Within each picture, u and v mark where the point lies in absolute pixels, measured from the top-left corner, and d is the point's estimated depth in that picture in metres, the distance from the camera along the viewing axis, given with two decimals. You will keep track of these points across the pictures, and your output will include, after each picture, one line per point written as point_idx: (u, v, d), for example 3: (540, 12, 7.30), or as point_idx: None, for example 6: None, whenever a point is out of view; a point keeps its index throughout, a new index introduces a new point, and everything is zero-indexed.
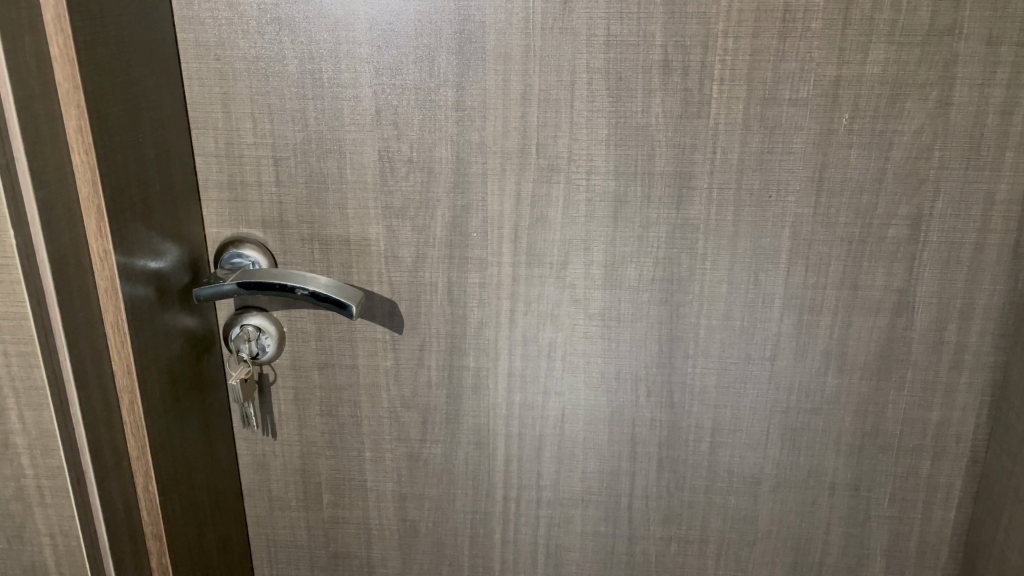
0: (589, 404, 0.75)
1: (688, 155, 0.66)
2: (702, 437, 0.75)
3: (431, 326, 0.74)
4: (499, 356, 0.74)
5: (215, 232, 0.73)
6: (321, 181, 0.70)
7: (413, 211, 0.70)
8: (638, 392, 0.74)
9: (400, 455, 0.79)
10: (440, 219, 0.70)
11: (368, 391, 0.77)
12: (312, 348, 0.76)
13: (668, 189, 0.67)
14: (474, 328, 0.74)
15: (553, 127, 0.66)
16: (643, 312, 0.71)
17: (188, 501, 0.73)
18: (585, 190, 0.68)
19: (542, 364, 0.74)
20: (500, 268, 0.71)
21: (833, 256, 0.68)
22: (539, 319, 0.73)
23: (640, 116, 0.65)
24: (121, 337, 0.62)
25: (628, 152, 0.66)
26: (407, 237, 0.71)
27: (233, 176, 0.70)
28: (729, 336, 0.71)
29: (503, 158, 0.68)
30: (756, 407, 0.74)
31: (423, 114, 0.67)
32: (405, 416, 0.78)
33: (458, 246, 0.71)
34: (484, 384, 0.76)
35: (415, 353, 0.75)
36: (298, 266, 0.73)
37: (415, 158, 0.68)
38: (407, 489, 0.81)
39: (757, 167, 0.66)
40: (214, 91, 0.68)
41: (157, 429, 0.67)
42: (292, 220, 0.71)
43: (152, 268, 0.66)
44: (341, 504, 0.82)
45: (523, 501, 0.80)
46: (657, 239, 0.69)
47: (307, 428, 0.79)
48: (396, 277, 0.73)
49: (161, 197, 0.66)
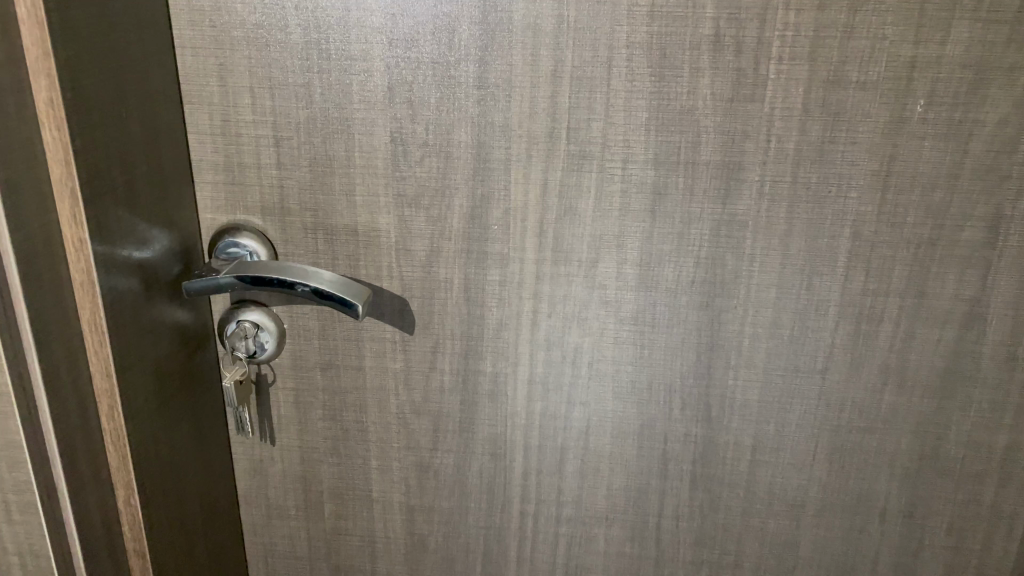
0: (618, 416, 0.68)
1: (738, 144, 0.59)
2: (740, 456, 0.68)
3: (445, 326, 0.67)
4: (519, 361, 0.68)
5: (210, 218, 0.66)
6: (327, 165, 0.63)
7: (428, 199, 0.63)
8: (671, 404, 0.67)
9: (409, 464, 0.73)
10: (457, 210, 0.63)
11: (375, 394, 0.71)
12: (315, 347, 0.70)
13: (714, 181, 0.60)
14: (492, 330, 0.67)
15: (586, 109, 0.59)
16: (681, 318, 0.64)
17: (177, 513, 0.67)
18: (621, 180, 0.61)
19: (566, 370, 0.67)
20: (522, 265, 0.64)
21: (897, 261, 0.61)
22: (564, 322, 0.66)
23: (685, 98, 0.58)
24: (99, 336, 0.55)
25: (669, 139, 0.59)
26: (420, 228, 0.64)
27: (229, 157, 0.64)
28: (776, 346, 0.64)
29: (529, 143, 0.60)
30: (802, 424, 0.66)
31: (440, 92, 0.60)
32: (414, 423, 0.72)
33: (476, 240, 0.64)
34: (501, 391, 0.69)
35: (428, 356, 0.69)
36: (301, 258, 0.67)
37: (431, 141, 0.61)
38: (415, 501, 0.75)
39: (816, 158, 0.59)
40: (209, 61, 0.61)
41: (141, 436, 0.61)
42: (294, 207, 0.65)
43: (136, 258, 0.59)
44: (344, 514, 0.76)
45: (541, 517, 0.73)
46: (699, 237, 0.61)
47: (309, 432, 0.73)
48: (407, 272, 0.66)
49: (147, 178, 0.59)
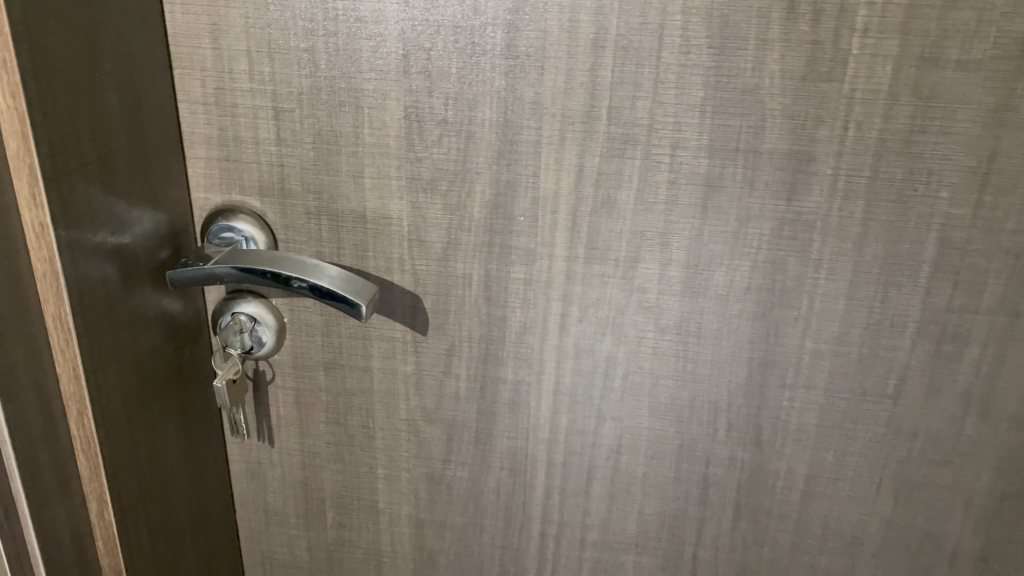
0: (654, 435, 0.60)
1: (809, 131, 0.50)
2: (792, 485, 0.60)
3: (462, 327, 0.60)
4: (545, 370, 0.60)
5: (203, 198, 0.59)
6: (332, 143, 0.55)
7: (446, 185, 0.55)
8: (716, 425, 0.59)
9: (419, 475, 0.66)
10: (478, 198, 0.55)
11: (384, 399, 0.64)
12: (318, 345, 0.63)
13: (778, 174, 0.51)
14: (515, 333, 0.59)
15: (631, 85, 0.50)
16: (731, 329, 0.56)
17: (163, 523, 0.61)
18: (669, 169, 0.52)
19: (597, 382, 0.60)
20: (551, 262, 0.56)
21: (991, 274, 0.52)
22: (596, 328, 0.58)
23: (749, 74, 0.49)
24: (65, 333, 0.48)
25: (728, 122, 0.50)
26: (437, 217, 0.57)
27: (224, 130, 0.56)
28: (841, 365, 0.56)
29: (563, 123, 0.52)
30: (866, 453, 0.58)
31: (462, 62, 0.51)
32: (426, 431, 0.64)
33: (499, 232, 0.56)
34: (523, 401, 0.61)
35: (442, 359, 0.61)
36: (303, 246, 0.60)
37: (450, 118, 0.53)
38: (425, 515, 0.68)
39: (902, 150, 0.50)
40: (201, 21, 0.53)
41: (117, 444, 0.54)
42: (296, 189, 0.58)
43: (115, 243, 0.52)
44: (349, 525, 0.70)
45: (564, 540, 0.66)
46: (758, 237, 0.53)
47: (311, 436, 0.67)
48: (421, 266, 0.58)
49: (128, 153, 0.52)
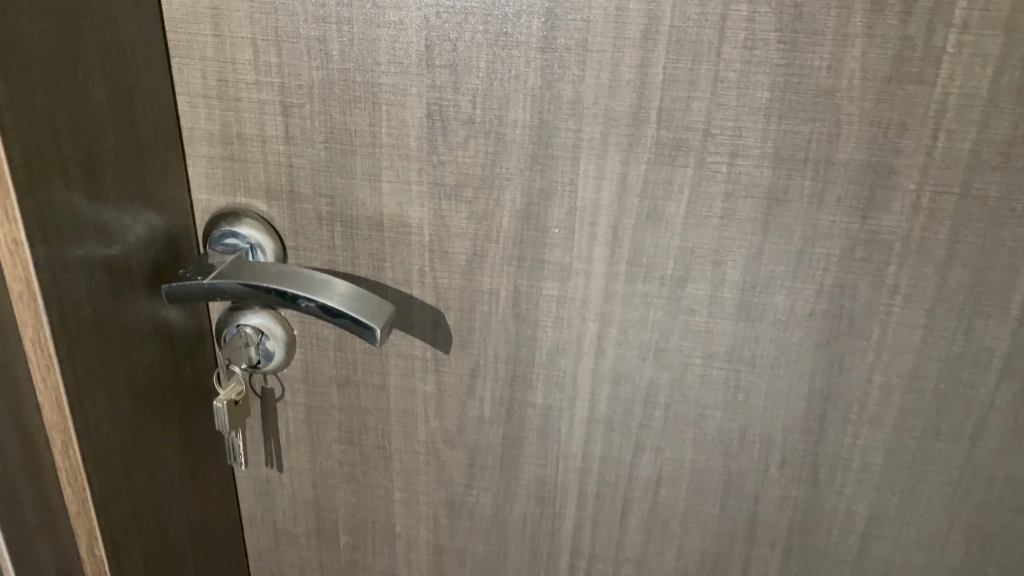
0: (698, 468, 0.55)
1: (892, 139, 0.43)
2: (850, 527, 0.54)
3: (488, 345, 0.54)
4: (578, 395, 0.54)
5: (205, 199, 0.54)
6: (346, 143, 0.50)
7: (472, 191, 0.49)
8: (768, 460, 0.53)
9: (439, 500, 0.61)
10: (508, 206, 0.49)
11: (402, 420, 0.59)
12: (330, 360, 0.57)
13: (853, 188, 0.45)
14: (547, 354, 0.53)
15: (687, 83, 0.44)
16: (790, 357, 0.50)
17: (161, 551, 0.56)
18: (726, 179, 0.46)
19: (637, 410, 0.54)
20: (588, 279, 0.50)
21: None
22: (637, 353, 0.52)
23: (825, 74, 0.42)
24: (46, 359, 0.43)
25: (797, 128, 0.44)
26: (461, 226, 0.51)
27: (227, 126, 0.51)
28: (913, 400, 0.50)
29: (606, 125, 0.46)
30: (935, 496, 0.52)
31: (493, 55, 0.45)
32: (447, 455, 0.59)
33: (530, 245, 0.50)
34: (553, 427, 0.56)
35: (465, 379, 0.56)
36: (314, 255, 0.54)
37: (477, 117, 0.47)
38: (445, 541, 0.63)
39: (1000, 164, 0.43)
40: (200, 4, 0.47)
41: (108, 474, 0.49)
42: (306, 193, 0.52)
43: (106, 255, 0.46)
44: (363, 548, 0.65)
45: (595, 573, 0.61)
46: (825, 257, 0.47)
47: (323, 455, 0.61)
48: (444, 279, 0.53)
49: (119, 153, 0.46)
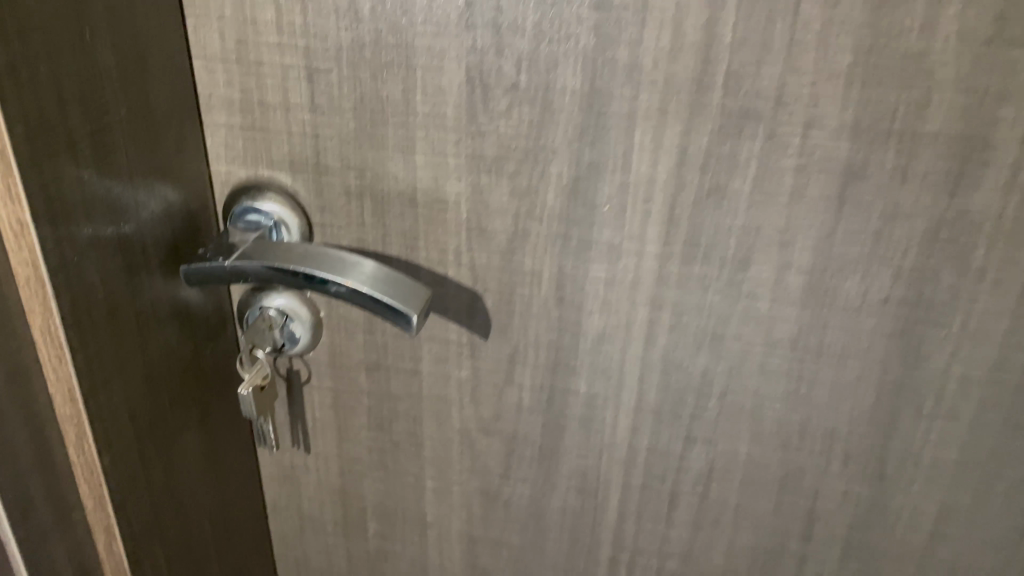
0: (753, 461, 0.51)
1: (989, 109, 0.39)
2: (916, 524, 0.51)
3: (528, 330, 0.50)
4: (626, 383, 0.51)
5: (225, 172, 0.50)
6: (377, 112, 0.45)
7: (514, 165, 0.45)
8: (830, 454, 0.50)
9: (473, 490, 0.58)
10: (554, 181, 0.45)
11: (435, 407, 0.55)
12: (359, 344, 0.54)
13: (941, 163, 0.40)
14: (593, 340, 0.50)
15: (759, 45, 0.39)
16: (860, 345, 0.46)
17: (182, 543, 0.53)
18: (798, 153, 0.42)
19: (689, 400, 0.50)
20: (640, 261, 0.46)
21: None
22: (692, 340, 0.48)
23: (918, 35, 0.38)
24: (57, 349, 0.40)
25: (881, 96, 0.39)
26: (502, 203, 0.47)
27: (248, 93, 0.47)
28: (993, 394, 0.46)
29: (666, 92, 0.41)
30: (1011, 494, 0.49)
31: (541, 14, 0.41)
32: (483, 444, 0.56)
33: (578, 223, 0.46)
34: (598, 417, 0.52)
35: (503, 366, 0.52)
36: (342, 232, 0.50)
37: (522, 84, 0.43)
38: (479, 532, 0.60)
39: None
40: None
41: (126, 468, 0.46)
42: (334, 166, 0.48)
43: (120, 235, 0.43)
44: (392, 537, 0.62)
45: (638, 568, 0.58)
46: (906, 239, 0.43)
47: (351, 442, 0.58)
48: (482, 260, 0.49)
49: (131, 123, 0.42)
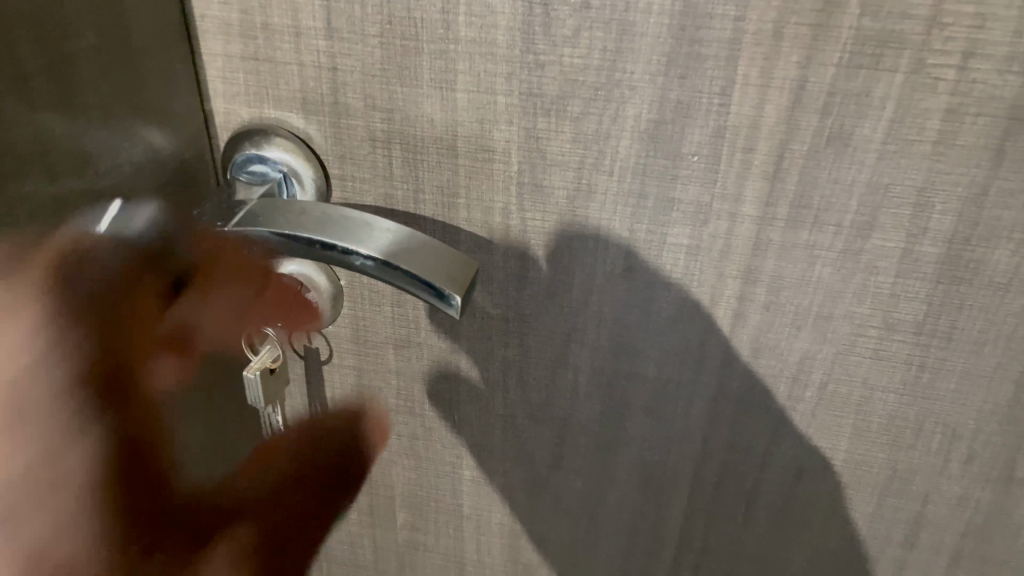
0: (853, 458, 0.43)
1: None
2: None
3: (589, 305, 0.42)
4: (705, 369, 0.42)
5: (223, 112, 0.41)
6: (410, 38, 0.36)
7: (581, 104, 0.36)
8: (950, 453, 0.42)
9: (517, 482, 0.50)
10: (630, 125, 0.36)
11: (475, 390, 0.47)
12: (385, 317, 0.46)
13: None
14: (668, 318, 0.41)
15: None
16: (1001, 329, 0.38)
17: (184, 542, 0.46)
18: (951, 90, 0.33)
19: (781, 389, 0.42)
20: (734, 224, 0.38)
21: None
22: (791, 319, 0.39)
23: None
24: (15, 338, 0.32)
25: None
26: (564, 152, 0.38)
27: (250, 14, 0.38)
28: None
29: (784, 11, 0.32)
30: None
31: None
32: (530, 432, 0.48)
33: (657, 178, 0.37)
34: (668, 405, 0.44)
35: (557, 345, 0.44)
36: (366, 186, 0.42)
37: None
38: (523, 527, 0.52)
39: None
40: None
41: (111, 468, 0.39)
42: (356, 106, 0.39)
43: (97, 193, 0.34)
44: (424, 529, 0.55)
45: (705, 570, 0.50)
46: None
47: (377, 425, 0.51)
48: (535, 222, 0.40)
49: (105, 50, 0.34)
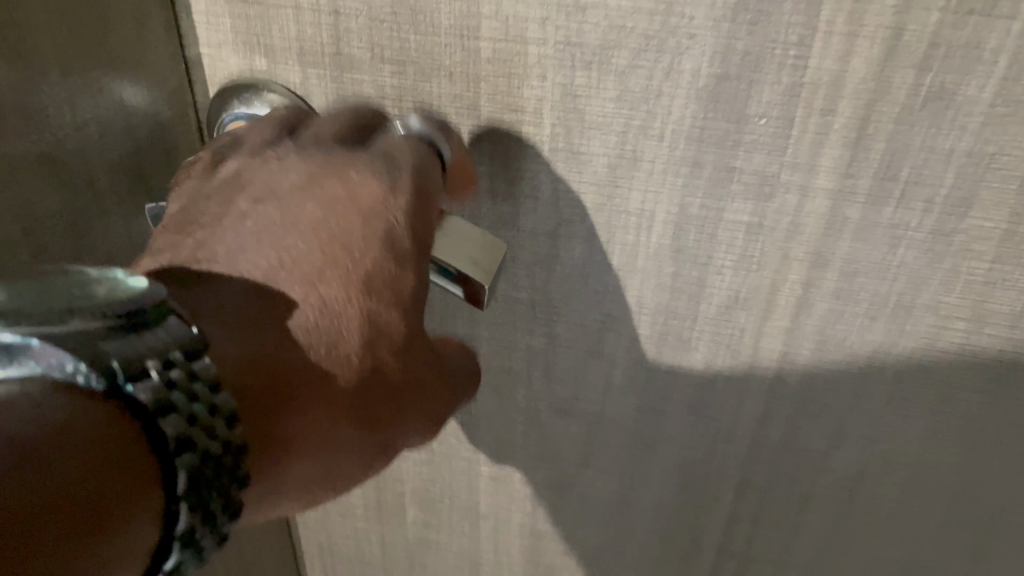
0: (924, 464, 0.38)
1: None
2: None
3: (628, 289, 0.37)
4: (759, 363, 0.37)
5: (211, 64, 0.36)
6: None
7: (629, 57, 0.31)
8: None
9: (540, 480, 0.46)
10: (686, 82, 0.31)
11: (495, 380, 0.42)
12: None
13: None
14: (719, 306, 0.36)
15: None
16: None
17: None
18: None
19: (847, 387, 0.37)
20: (804, 199, 0.32)
21: None
22: (865, 309, 0.34)
23: None
24: None
25: None
26: (605, 114, 0.32)
27: None
28: None
29: None
30: None
31: None
32: (556, 428, 0.43)
33: (715, 144, 0.32)
34: (714, 402, 0.39)
35: (590, 334, 0.39)
36: None
37: None
38: (545, 526, 0.48)
39: None
40: None
41: None
42: (362, 57, 0.34)
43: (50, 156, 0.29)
44: (437, 526, 0.50)
45: None
46: None
47: None
48: (569, 195, 0.35)
49: None
